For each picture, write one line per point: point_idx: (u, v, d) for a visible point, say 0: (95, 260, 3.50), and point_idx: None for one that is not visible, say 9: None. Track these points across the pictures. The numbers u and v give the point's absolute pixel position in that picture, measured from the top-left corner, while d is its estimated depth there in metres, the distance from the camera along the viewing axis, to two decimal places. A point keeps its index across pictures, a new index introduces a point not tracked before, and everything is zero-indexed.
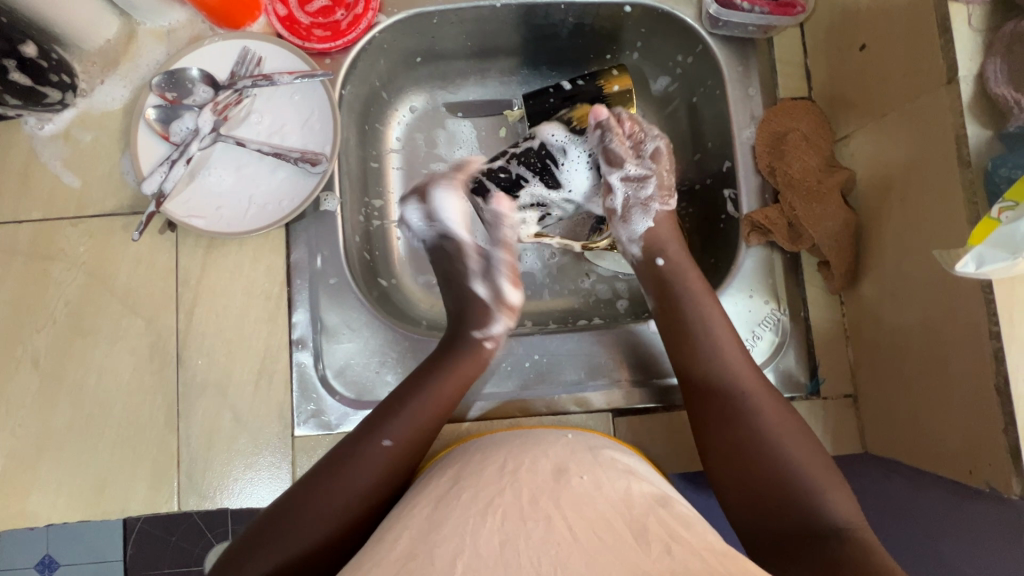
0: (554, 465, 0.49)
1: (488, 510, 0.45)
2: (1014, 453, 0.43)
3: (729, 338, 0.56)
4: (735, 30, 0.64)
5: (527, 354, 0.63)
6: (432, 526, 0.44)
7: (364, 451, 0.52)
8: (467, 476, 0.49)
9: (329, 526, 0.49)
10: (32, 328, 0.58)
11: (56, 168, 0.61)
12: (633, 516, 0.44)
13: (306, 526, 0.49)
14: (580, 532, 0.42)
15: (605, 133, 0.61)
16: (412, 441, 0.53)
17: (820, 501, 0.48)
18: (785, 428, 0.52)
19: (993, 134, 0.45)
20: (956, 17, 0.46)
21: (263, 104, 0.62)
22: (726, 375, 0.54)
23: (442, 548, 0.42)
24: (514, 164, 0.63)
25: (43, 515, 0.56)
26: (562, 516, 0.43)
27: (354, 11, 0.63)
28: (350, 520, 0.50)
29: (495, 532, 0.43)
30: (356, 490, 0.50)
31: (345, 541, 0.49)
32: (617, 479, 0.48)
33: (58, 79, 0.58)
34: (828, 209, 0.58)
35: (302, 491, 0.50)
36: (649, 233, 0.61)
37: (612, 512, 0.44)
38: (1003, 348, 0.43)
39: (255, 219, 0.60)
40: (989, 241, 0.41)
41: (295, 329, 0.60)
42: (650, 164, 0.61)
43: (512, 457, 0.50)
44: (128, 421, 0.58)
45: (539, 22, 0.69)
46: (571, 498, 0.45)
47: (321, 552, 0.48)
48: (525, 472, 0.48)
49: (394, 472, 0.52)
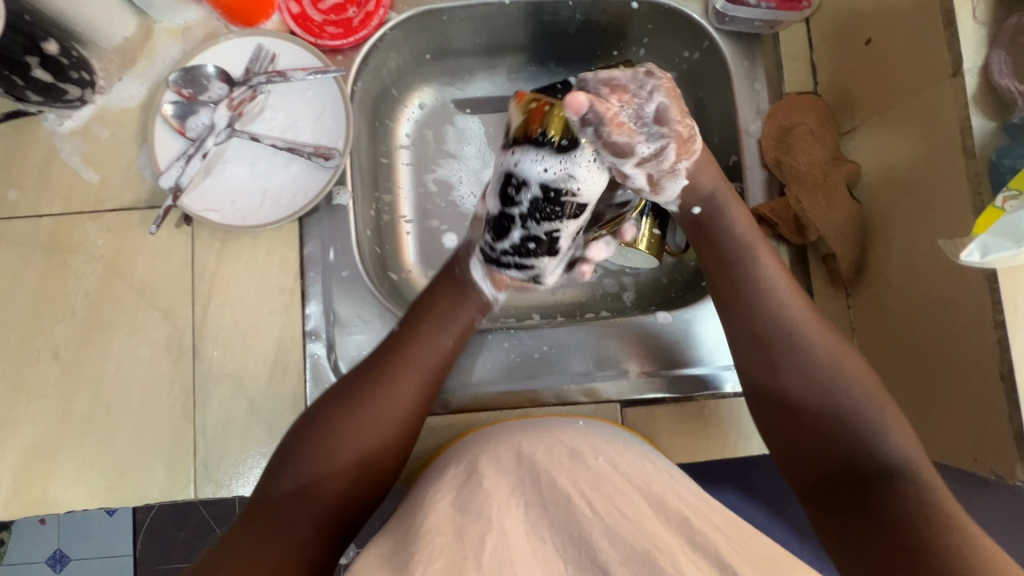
0: (568, 448, 0.51)
1: (511, 497, 0.47)
2: (1018, 439, 0.44)
3: (778, 271, 0.54)
4: (740, 25, 0.64)
5: (536, 345, 0.63)
6: (459, 509, 0.46)
7: (391, 371, 0.54)
8: (482, 461, 0.50)
9: (361, 425, 0.52)
10: (52, 320, 0.60)
11: (75, 164, 0.62)
12: (648, 495, 0.47)
13: (339, 425, 0.51)
14: (601, 509, 0.46)
15: (595, 120, 0.47)
16: (435, 364, 0.56)
17: (874, 445, 0.47)
18: (840, 363, 0.50)
19: (998, 126, 0.46)
20: (961, 10, 0.47)
21: (276, 100, 0.63)
22: (776, 324, 0.52)
23: (472, 529, 0.45)
24: (533, 227, 0.55)
25: (64, 502, 0.58)
26: (583, 496, 0.47)
27: (365, 9, 0.64)
28: (383, 421, 0.53)
29: (521, 520, 0.46)
30: (383, 390, 0.53)
31: (381, 442, 0.52)
32: (632, 459, 0.50)
33: (78, 76, 0.59)
34: (834, 202, 0.58)
35: (334, 397, 0.53)
36: (686, 188, 0.55)
37: (629, 490, 0.47)
38: (1007, 336, 0.44)
39: (269, 212, 0.61)
40: (994, 230, 0.42)
41: (308, 320, 0.61)
42: (659, 131, 0.49)
43: (527, 441, 0.51)
44: (146, 410, 0.59)
45: (547, 19, 0.70)
46: (589, 478, 0.48)
47: (359, 450, 0.51)
48: (543, 454, 0.50)
49: (415, 373, 0.55)
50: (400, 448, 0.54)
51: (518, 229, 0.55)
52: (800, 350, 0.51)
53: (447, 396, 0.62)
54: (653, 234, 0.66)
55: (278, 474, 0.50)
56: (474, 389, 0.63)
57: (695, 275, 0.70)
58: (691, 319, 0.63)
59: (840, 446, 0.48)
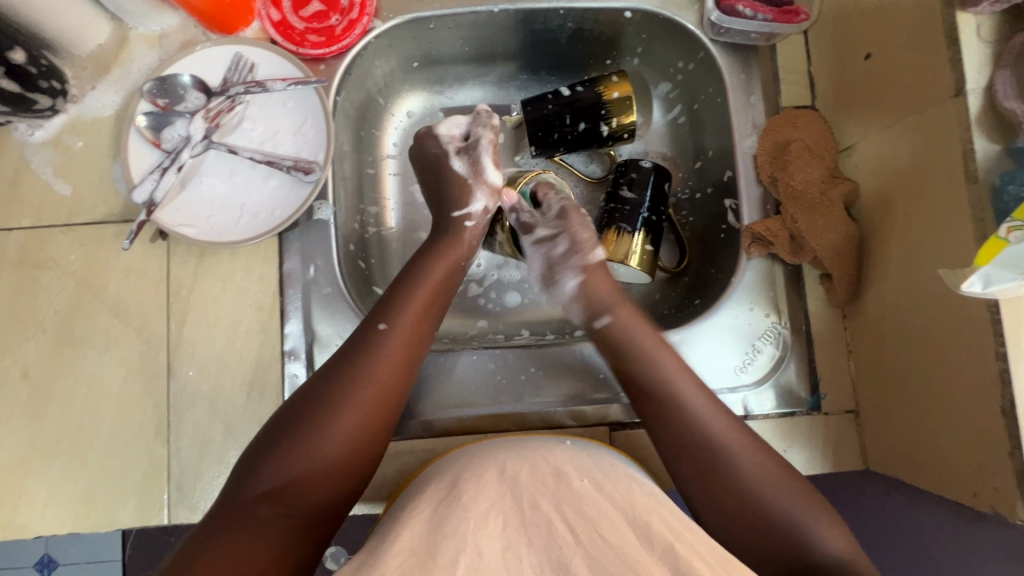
0: (553, 468, 0.49)
1: (490, 511, 0.45)
2: (1018, 478, 0.42)
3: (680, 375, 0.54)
4: (737, 37, 0.62)
5: (524, 366, 0.62)
6: (435, 524, 0.44)
7: (374, 348, 0.52)
8: (465, 482, 0.48)
9: (347, 415, 0.49)
10: (21, 338, 0.58)
11: (47, 176, 0.60)
12: (634, 517, 0.45)
13: (322, 418, 0.48)
14: (582, 534, 0.43)
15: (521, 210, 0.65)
16: (414, 338, 0.54)
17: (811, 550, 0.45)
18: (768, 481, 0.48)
19: (1002, 150, 0.44)
20: (965, 28, 0.45)
21: (256, 110, 0.61)
22: (698, 443, 0.51)
23: (445, 545, 0.42)
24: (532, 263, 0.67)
25: (32, 527, 0.56)
26: (564, 520, 0.44)
27: (349, 16, 0.61)
28: (371, 408, 0.50)
29: (497, 537, 0.43)
30: (367, 376, 0.50)
31: (369, 431, 0.50)
32: (619, 482, 0.49)
33: (48, 85, 0.57)
34: (831, 221, 0.57)
35: (313, 387, 0.50)
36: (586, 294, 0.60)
37: (613, 513, 0.45)
38: (1009, 371, 0.42)
39: (247, 228, 0.59)
40: (997, 260, 0.40)
41: (287, 339, 0.59)
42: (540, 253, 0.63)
43: (511, 460, 0.50)
44: (118, 431, 0.57)
45: (538, 27, 0.67)
46: (573, 499, 0.46)
47: (344, 442, 0.48)
48: (526, 475, 0.48)
49: (399, 359, 0.52)
50: (386, 433, 0.52)
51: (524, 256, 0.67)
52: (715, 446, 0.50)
53: (430, 419, 0.60)
54: (645, 250, 0.66)
55: (255, 475, 0.47)
56: (458, 409, 0.60)
57: (686, 292, 0.69)
58: (684, 339, 0.61)
59: (784, 544, 0.46)
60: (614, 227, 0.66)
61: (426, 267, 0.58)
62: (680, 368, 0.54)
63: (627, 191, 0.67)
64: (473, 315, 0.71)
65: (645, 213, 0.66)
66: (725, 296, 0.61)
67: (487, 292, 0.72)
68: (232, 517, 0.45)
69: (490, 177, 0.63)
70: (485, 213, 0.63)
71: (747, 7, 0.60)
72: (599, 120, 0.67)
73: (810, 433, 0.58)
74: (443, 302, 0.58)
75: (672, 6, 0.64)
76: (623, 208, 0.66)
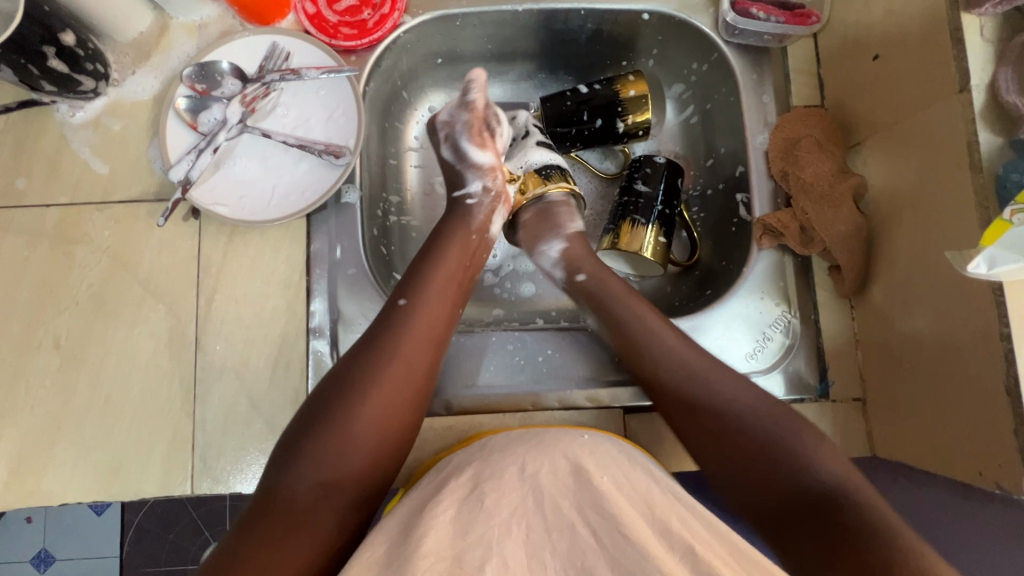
0: (572, 465, 0.49)
1: (512, 518, 0.46)
2: (1022, 454, 0.44)
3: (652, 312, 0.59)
4: (750, 39, 0.65)
5: (540, 348, 0.64)
6: (461, 526, 0.45)
7: (400, 330, 0.53)
8: (486, 479, 0.49)
9: (376, 401, 0.50)
10: (54, 311, 0.60)
11: (85, 156, 0.62)
12: (655, 516, 0.46)
13: (350, 405, 0.49)
14: (603, 536, 0.45)
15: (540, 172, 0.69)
16: (436, 318, 0.55)
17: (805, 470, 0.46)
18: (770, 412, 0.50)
19: (1004, 142, 0.46)
20: (968, 28, 0.48)
21: (290, 97, 0.64)
22: (676, 370, 0.55)
23: (472, 552, 0.44)
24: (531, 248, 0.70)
25: (58, 495, 0.57)
26: (585, 524, 0.46)
27: (380, 11, 0.65)
28: (397, 392, 0.51)
29: (521, 544, 0.45)
30: (393, 361, 0.51)
31: (397, 414, 0.51)
32: (639, 479, 0.49)
33: (93, 68, 0.59)
34: (841, 213, 0.59)
35: (339, 378, 0.51)
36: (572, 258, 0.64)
37: (635, 513, 0.46)
38: (1013, 350, 0.44)
39: (278, 209, 0.61)
40: (1000, 243, 0.42)
41: (313, 317, 0.61)
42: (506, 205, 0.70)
43: (530, 457, 0.50)
44: (146, 403, 0.59)
45: (559, 27, 0.70)
46: (593, 501, 0.47)
47: (376, 427, 0.49)
48: (546, 476, 0.48)
49: (423, 340, 0.53)
50: (416, 414, 0.53)
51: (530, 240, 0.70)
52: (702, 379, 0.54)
53: (449, 398, 0.62)
54: (658, 241, 0.68)
55: (296, 464, 0.47)
56: (476, 390, 0.62)
57: (696, 285, 0.71)
58: (697, 325, 0.63)
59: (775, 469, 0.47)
60: (629, 219, 0.68)
61: (444, 250, 0.59)
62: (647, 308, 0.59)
63: (642, 184, 0.69)
64: (489, 303, 0.73)
65: (659, 206, 0.68)
66: (737, 286, 0.63)
67: (502, 283, 0.74)
68: (275, 502, 0.46)
69: (483, 160, 0.64)
70: (488, 193, 0.64)
71: (761, 9, 0.63)
72: (615, 116, 0.70)
73: (818, 418, 0.60)
74: (466, 283, 0.60)
75: (688, 9, 0.67)
76: (637, 201, 0.68)
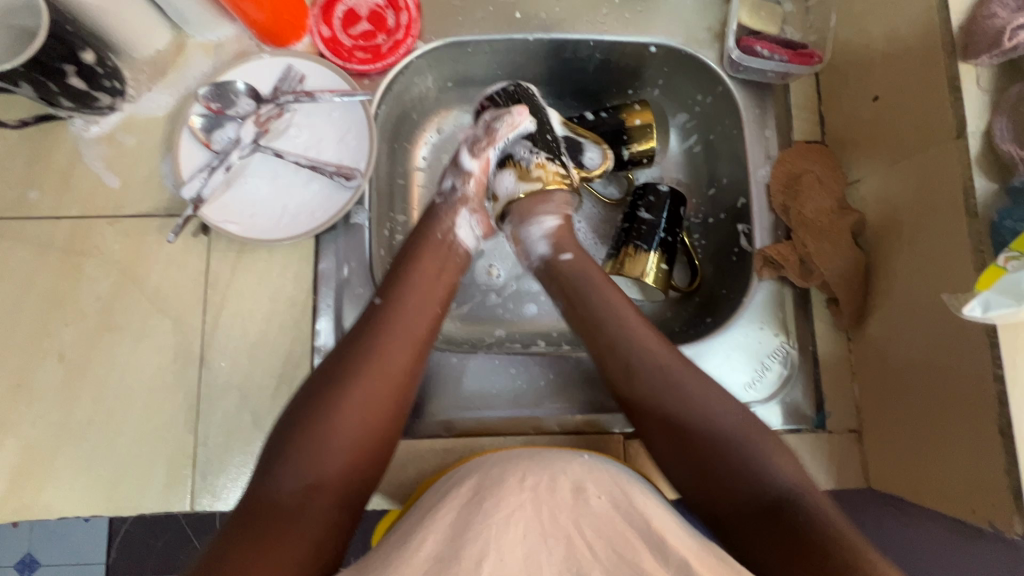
0: (573, 482, 0.49)
1: (511, 519, 0.47)
2: (1015, 494, 0.45)
3: (637, 320, 0.58)
4: (754, 74, 0.67)
5: (542, 373, 0.65)
6: (460, 527, 0.46)
7: (378, 333, 0.54)
8: (487, 488, 0.49)
9: (358, 401, 0.51)
10: (60, 323, 0.60)
11: (97, 169, 0.63)
12: (651, 532, 0.47)
13: (330, 410, 0.50)
14: (600, 549, 0.46)
15: (511, 145, 0.64)
16: (410, 326, 0.55)
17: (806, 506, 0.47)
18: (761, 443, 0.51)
19: (999, 188, 0.48)
20: (965, 76, 0.49)
21: (302, 119, 0.65)
22: (666, 375, 0.55)
23: (469, 549, 0.45)
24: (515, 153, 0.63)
25: (57, 508, 0.57)
26: (581, 535, 0.47)
27: (395, 37, 0.66)
28: (378, 395, 0.52)
29: (518, 543, 0.46)
30: (376, 364, 0.52)
31: (374, 416, 0.51)
32: (637, 496, 0.49)
33: (110, 85, 0.60)
34: (839, 248, 0.60)
35: (321, 385, 0.51)
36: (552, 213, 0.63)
37: (630, 531, 0.47)
38: (1006, 391, 0.45)
39: (289, 228, 0.62)
40: (995, 287, 0.43)
41: (318, 335, 0.61)
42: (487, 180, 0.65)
43: (531, 470, 0.50)
44: (148, 418, 0.59)
45: (568, 56, 0.72)
46: (592, 518, 0.48)
47: (359, 430, 0.50)
48: (546, 488, 0.49)
49: (406, 342, 0.54)
50: (393, 420, 0.53)
51: (510, 148, 0.64)
52: (679, 389, 0.54)
53: (450, 419, 0.63)
54: (660, 268, 0.70)
55: (285, 467, 0.48)
56: (478, 413, 0.63)
57: (697, 311, 0.72)
58: (697, 353, 0.64)
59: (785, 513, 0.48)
60: (631, 245, 0.70)
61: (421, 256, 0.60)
62: (635, 316, 0.58)
63: (644, 212, 0.70)
64: (492, 323, 0.74)
65: (661, 234, 0.70)
66: (736, 315, 0.64)
67: (505, 303, 0.75)
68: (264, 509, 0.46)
69: (465, 167, 0.64)
70: (454, 193, 0.64)
71: (765, 47, 0.65)
72: (620, 144, 0.71)
73: (816, 450, 0.60)
74: (443, 286, 0.59)
75: (694, 43, 0.69)
76: (640, 228, 0.70)
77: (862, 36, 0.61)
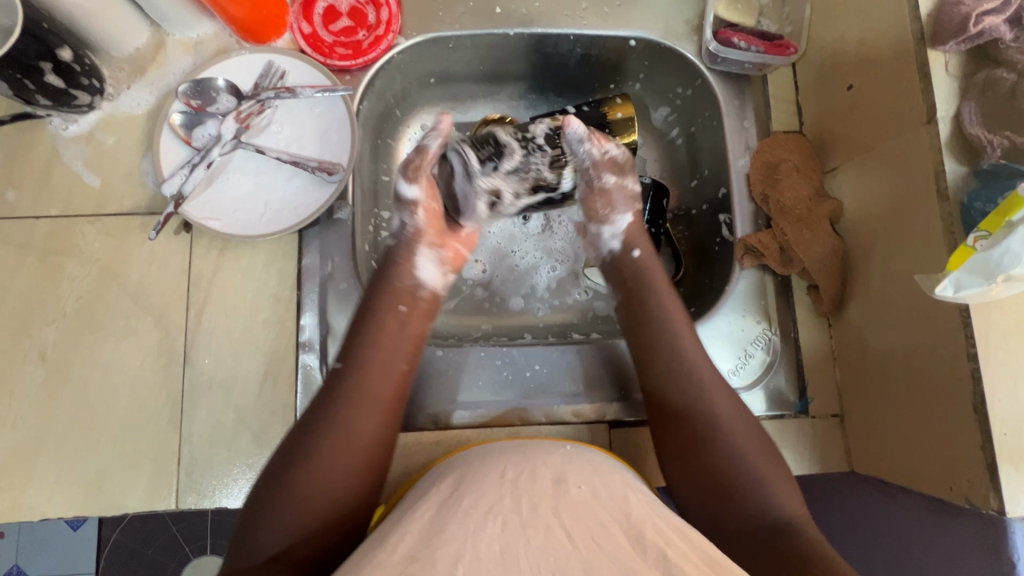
0: (552, 475, 0.50)
1: (489, 514, 0.46)
2: (990, 469, 0.46)
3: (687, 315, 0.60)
4: (732, 66, 0.68)
5: (528, 365, 0.65)
6: (438, 524, 0.46)
7: (349, 390, 0.52)
8: (468, 483, 0.49)
9: (329, 461, 0.49)
10: (40, 323, 0.59)
11: (76, 168, 0.63)
12: (631, 524, 0.46)
13: (308, 465, 0.48)
14: (579, 540, 0.44)
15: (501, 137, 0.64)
16: (379, 381, 0.53)
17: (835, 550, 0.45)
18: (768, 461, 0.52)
19: (968, 171, 0.49)
20: (934, 63, 0.50)
21: (284, 115, 0.65)
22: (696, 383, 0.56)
23: (443, 551, 0.43)
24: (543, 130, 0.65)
25: (39, 509, 0.56)
26: (560, 523, 0.45)
27: (375, 33, 0.66)
28: (348, 456, 0.50)
29: (495, 537, 0.44)
30: (341, 431, 0.50)
31: (347, 475, 0.49)
32: (617, 488, 0.50)
33: (88, 83, 0.60)
34: (817, 235, 0.61)
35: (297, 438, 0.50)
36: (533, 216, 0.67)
37: (610, 521, 0.46)
38: (980, 369, 0.46)
39: (271, 223, 0.62)
40: (965, 267, 0.45)
41: (303, 331, 0.61)
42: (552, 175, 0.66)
43: (510, 464, 0.51)
44: (130, 417, 0.58)
45: (549, 51, 0.73)
46: (570, 508, 0.47)
47: (331, 488, 0.48)
48: (525, 481, 0.49)
49: (373, 400, 0.52)
50: (370, 477, 0.51)
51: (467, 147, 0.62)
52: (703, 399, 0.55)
53: (437, 412, 0.63)
54: None
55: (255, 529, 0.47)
56: (467, 406, 0.63)
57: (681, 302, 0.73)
58: None
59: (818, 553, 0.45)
60: None
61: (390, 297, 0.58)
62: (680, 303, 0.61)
63: None
64: (479, 317, 0.74)
65: None
66: (719, 304, 0.65)
67: (492, 296, 0.75)
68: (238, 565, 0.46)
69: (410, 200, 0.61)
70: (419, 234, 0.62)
71: (742, 39, 0.66)
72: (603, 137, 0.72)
73: (798, 434, 0.61)
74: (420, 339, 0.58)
75: (673, 36, 0.70)
76: None
77: (835, 26, 0.63)
